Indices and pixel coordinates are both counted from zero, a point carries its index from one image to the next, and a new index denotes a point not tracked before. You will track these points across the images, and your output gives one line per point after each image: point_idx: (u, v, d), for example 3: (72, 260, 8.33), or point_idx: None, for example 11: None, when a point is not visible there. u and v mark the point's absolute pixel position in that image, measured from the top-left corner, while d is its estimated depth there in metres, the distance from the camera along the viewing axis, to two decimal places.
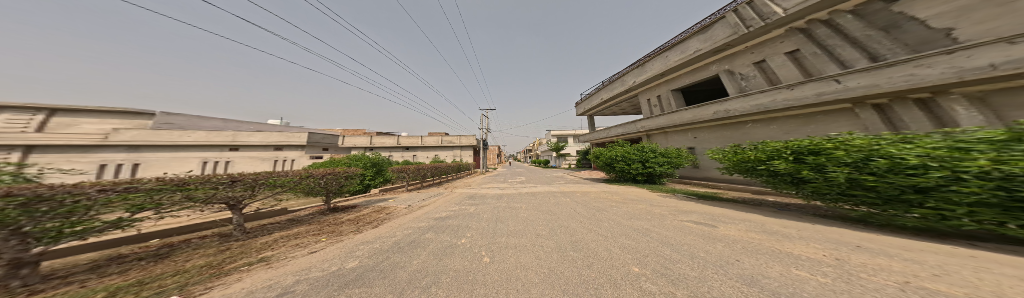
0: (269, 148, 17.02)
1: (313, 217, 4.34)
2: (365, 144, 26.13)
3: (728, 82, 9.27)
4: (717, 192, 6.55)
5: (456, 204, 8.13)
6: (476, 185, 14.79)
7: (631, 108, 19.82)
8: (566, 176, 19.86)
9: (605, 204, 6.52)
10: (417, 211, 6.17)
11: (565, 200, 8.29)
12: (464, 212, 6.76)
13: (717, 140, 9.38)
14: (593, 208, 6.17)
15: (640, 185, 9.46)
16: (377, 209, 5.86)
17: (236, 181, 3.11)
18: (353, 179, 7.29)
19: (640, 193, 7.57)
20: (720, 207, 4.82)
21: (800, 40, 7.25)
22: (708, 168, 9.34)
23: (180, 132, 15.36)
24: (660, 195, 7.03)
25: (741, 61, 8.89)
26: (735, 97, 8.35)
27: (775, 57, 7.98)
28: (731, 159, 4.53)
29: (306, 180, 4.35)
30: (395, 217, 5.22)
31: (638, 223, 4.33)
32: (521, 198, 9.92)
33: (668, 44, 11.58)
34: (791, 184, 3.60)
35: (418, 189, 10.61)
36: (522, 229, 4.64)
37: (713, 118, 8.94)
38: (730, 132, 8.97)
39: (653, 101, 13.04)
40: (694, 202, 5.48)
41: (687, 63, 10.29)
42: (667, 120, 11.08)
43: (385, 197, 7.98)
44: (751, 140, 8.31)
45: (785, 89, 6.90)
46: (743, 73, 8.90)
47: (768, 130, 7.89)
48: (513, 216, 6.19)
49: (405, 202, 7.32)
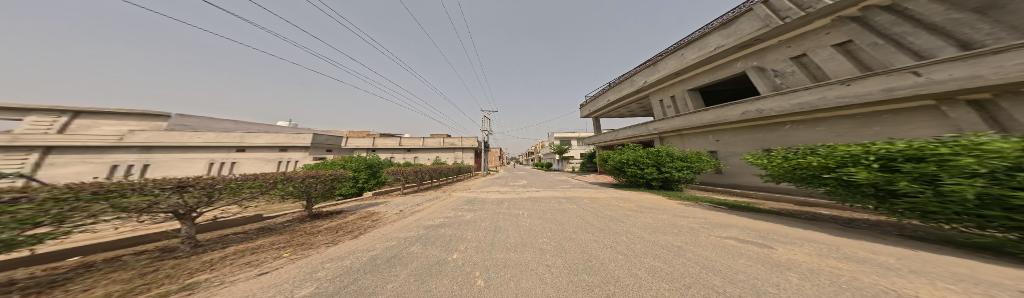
0: (275, 149, 17.21)
1: (287, 225, 3.86)
2: (368, 146, 26.25)
3: (758, 80, 8.36)
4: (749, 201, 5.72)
5: (452, 209, 7.56)
6: (476, 188, 14.22)
7: (640, 110, 19.01)
8: (571, 179, 19.01)
9: (619, 213, 5.73)
10: (407, 217, 5.65)
11: (571, 207, 7.51)
12: (460, 219, 6.14)
13: (746, 144, 8.35)
14: (605, 218, 5.42)
15: (655, 191, 8.66)
16: (364, 215, 5.33)
17: (208, 184, 2.75)
18: (341, 181, 6.77)
19: (657, 201, 6.75)
20: (761, 220, 4.03)
21: (852, 30, 6.29)
22: (738, 175, 8.46)
23: (190, 133, 15.67)
24: (680, 203, 6.24)
25: (774, 56, 7.99)
26: (769, 96, 7.36)
27: (819, 50, 6.99)
28: (781, 165, 3.78)
29: (280, 184, 3.85)
30: (381, 225, 4.72)
31: (664, 238, 3.62)
32: (523, 204, 9.23)
33: (683, 42, 10.91)
34: (876, 200, 2.76)
35: (414, 192, 10.11)
36: (526, 242, 3.99)
37: (741, 118, 8.02)
38: (763, 134, 7.89)
39: (666, 102, 12.31)
40: (726, 214, 4.68)
41: (706, 61, 9.54)
42: (685, 121, 10.21)
43: (378, 201, 7.49)
44: (790, 143, 7.20)
45: (839, 84, 5.78)
46: (777, 70, 7.96)
47: (813, 133, 6.74)
48: (515, 224, 5.53)
49: (397, 206, 6.81)
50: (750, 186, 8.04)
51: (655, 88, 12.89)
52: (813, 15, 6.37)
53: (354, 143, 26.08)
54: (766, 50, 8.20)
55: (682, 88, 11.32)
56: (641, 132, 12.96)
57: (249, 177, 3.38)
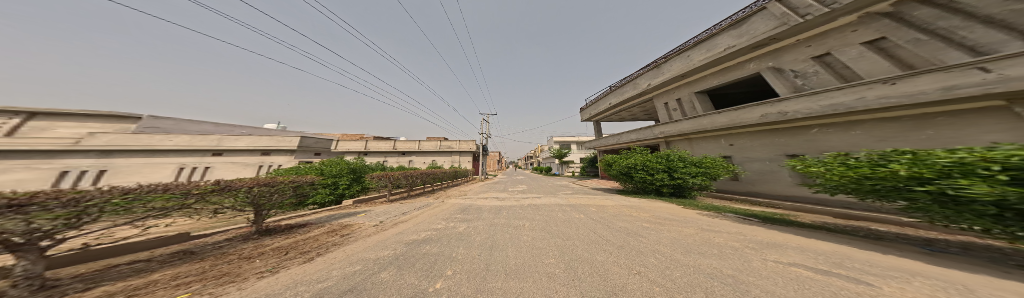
0: (256, 152, 16.10)
1: (221, 247, 3.03)
2: (360, 149, 25.16)
3: (776, 81, 7.95)
4: (782, 213, 5.04)
5: (443, 219, 6.67)
6: (473, 195, 13.29)
7: (641, 113, 18.81)
8: (573, 185, 18.38)
9: (635, 226, 4.96)
10: (388, 230, 4.81)
11: (579, 218, 6.68)
12: (452, 233, 5.23)
13: (767, 148, 7.74)
14: (621, 233, 4.65)
15: (667, 200, 8.07)
16: (335, 229, 4.44)
17: (77, 198, 1.79)
18: (308, 186, 5.71)
19: (674, 211, 6.03)
20: (813, 237, 3.35)
21: (886, 25, 5.76)
22: (755, 182, 8.00)
23: (159, 136, 14.19)
24: (701, 213, 5.61)
25: (792, 56, 7.59)
26: (791, 97, 6.78)
27: (846, 48, 6.45)
28: (844, 175, 3.04)
29: (200, 198, 2.82)
30: (350, 241, 3.86)
31: (704, 261, 2.92)
32: (524, 212, 8.40)
33: (689, 43, 10.89)
34: (998, 222, 1.95)
35: (402, 200, 9.09)
36: (530, 266, 3.09)
37: (761, 121, 7.49)
38: (787, 139, 7.22)
39: (672, 105, 12.16)
40: (766, 229, 3.95)
41: (715, 62, 9.37)
42: (695, 124, 9.83)
43: (358, 209, 6.53)
44: (818, 149, 6.45)
45: (880, 83, 5.07)
46: (797, 70, 7.50)
47: (847, 137, 5.96)
48: (516, 240, 4.69)
49: (377, 216, 5.87)
50: (773, 194, 7.45)
51: (659, 91, 12.75)
52: (837, 11, 5.97)
53: (346, 146, 24.93)
54: (782, 50, 7.82)
55: (690, 91, 11.12)
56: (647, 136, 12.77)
57: (160, 188, 2.43)
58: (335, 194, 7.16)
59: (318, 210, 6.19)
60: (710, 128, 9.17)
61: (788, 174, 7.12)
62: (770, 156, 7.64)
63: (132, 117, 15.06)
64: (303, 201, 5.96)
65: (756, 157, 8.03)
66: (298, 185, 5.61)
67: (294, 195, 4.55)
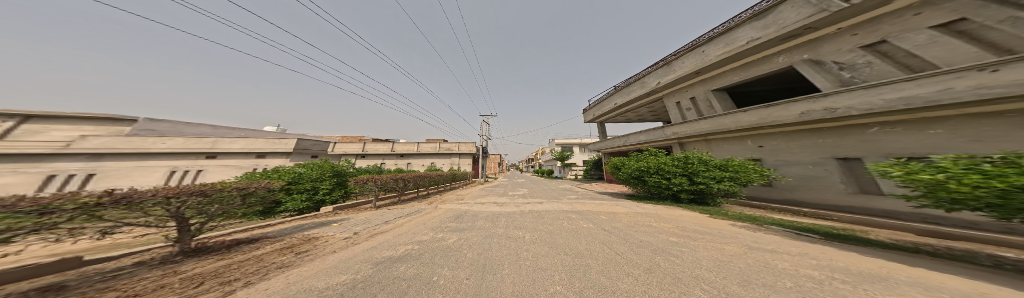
0: (251, 155, 15.78)
1: (127, 275, 2.16)
2: (358, 151, 24.77)
3: (816, 76, 7.01)
4: (849, 230, 4.11)
5: (433, 228, 5.90)
6: (470, 199, 12.51)
7: (649, 114, 17.94)
8: (577, 188, 17.52)
9: (660, 241, 4.08)
10: (360, 245, 4.13)
11: (588, 228, 5.79)
12: (439, 248, 4.39)
13: (810, 150, 6.76)
14: (643, 249, 3.77)
15: (685, 207, 7.22)
16: (287, 245, 3.60)
17: None
18: (271, 191, 4.92)
19: (702, 223, 5.09)
20: (917, 269, 2.43)
21: (967, 4, 4.62)
22: (796, 189, 7.05)
23: (153, 139, 13.89)
24: (734, 225, 4.77)
25: (835, 46, 6.63)
26: (839, 92, 5.75)
27: (909, 34, 5.39)
28: (973, 183, 2.04)
29: (76, 215, 1.88)
30: (305, 262, 3.10)
31: (753, 287, 2.13)
32: (524, 220, 7.53)
33: (702, 39, 10.26)
34: None
35: (391, 205, 8.32)
36: (529, 289, 2.29)
37: (801, 120, 6.52)
38: (835, 139, 6.21)
39: (685, 105, 11.47)
40: (839, 251, 3.04)
41: (736, 56, 8.61)
42: (715, 124, 8.99)
43: (334, 218, 5.78)
44: (882, 151, 5.37)
45: (973, 70, 3.95)
46: (845, 62, 6.46)
47: (920, 137, 4.84)
48: (514, 258, 3.84)
49: (353, 227, 5.13)
50: (820, 204, 6.51)
51: (670, 90, 12.15)
52: None
53: (344, 148, 24.60)
54: (821, 40, 6.90)
55: (706, 89, 10.42)
56: (658, 137, 12.01)
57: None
58: (312, 199, 6.41)
59: (289, 219, 5.46)
60: (735, 128, 8.28)
61: (839, 181, 6.15)
62: (813, 160, 6.68)
63: (129, 120, 14.89)
64: (264, 207, 5.13)
65: (799, 160, 7.00)
66: (258, 189, 4.82)
67: (247, 205, 3.78)
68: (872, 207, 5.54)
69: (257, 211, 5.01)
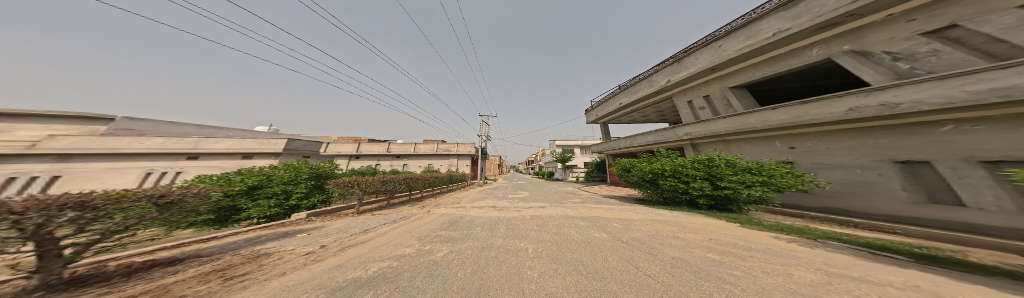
0: (236, 156, 15.07)
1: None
2: (352, 152, 23.96)
3: (863, 68, 6.18)
4: (938, 248, 3.19)
5: (420, 237, 5.13)
6: (467, 202, 11.67)
7: (656, 114, 17.41)
8: (581, 191, 16.85)
9: (698, 260, 3.28)
10: (333, 259, 3.46)
11: (603, 240, 4.98)
12: (423, 264, 3.59)
13: (857, 152, 6.12)
14: (678, 271, 3.00)
15: (708, 215, 6.44)
16: (214, 270, 2.76)
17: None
18: (214, 194, 3.93)
19: (738, 235, 4.30)
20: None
21: None
22: (848, 196, 6.33)
23: (129, 139, 13.14)
24: (778, 237, 4.06)
25: (885, 35, 5.88)
26: (900, 85, 4.99)
27: (991, 16, 4.55)
28: None
29: None
30: (253, 286, 2.41)
31: None
32: (527, 228, 6.70)
33: (718, 34, 9.79)
34: None
35: (377, 210, 7.51)
36: None
37: (848, 118, 5.77)
38: (894, 140, 5.52)
39: (698, 103, 10.98)
40: (940, 273, 2.36)
41: (759, 50, 8.02)
42: (736, 123, 8.46)
43: (307, 227, 4.95)
44: (961, 153, 4.67)
45: None
46: (899, 52, 5.71)
47: (1009, 137, 4.16)
48: (516, 275, 3.07)
49: (328, 236, 4.36)
50: (871, 213, 5.94)
51: (680, 89, 11.80)
52: None
53: (339, 149, 23.83)
54: (865, 29, 6.16)
55: (722, 87, 9.91)
56: (669, 138, 11.57)
57: None
58: (284, 205, 5.56)
59: (251, 227, 4.70)
60: (761, 127, 7.72)
61: (900, 187, 5.49)
62: (861, 163, 6.05)
63: (104, 118, 14.06)
64: (212, 213, 4.33)
65: (847, 162, 6.31)
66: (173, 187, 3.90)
67: (161, 220, 2.83)
68: (942, 219, 4.94)
69: (204, 219, 4.18)
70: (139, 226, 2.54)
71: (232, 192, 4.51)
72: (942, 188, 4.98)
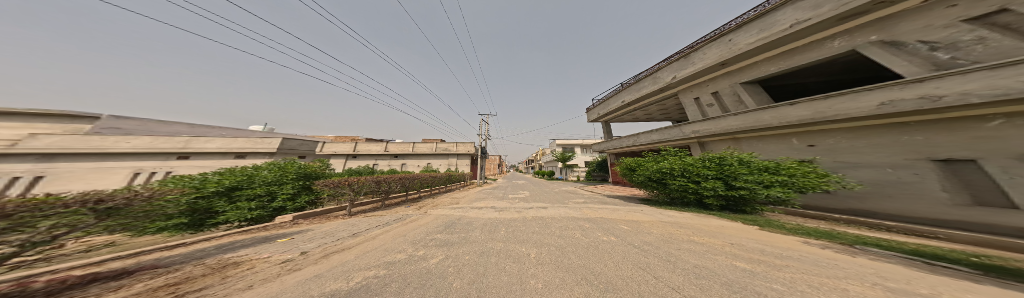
0: (228, 156, 14.79)
1: None
2: (349, 152, 23.50)
3: (895, 60, 5.69)
4: (1004, 259, 2.80)
5: (413, 241, 4.75)
6: (466, 203, 11.27)
7: (659, 112, 17.08)
8: (583, 190, 16.52)
9: (726, 270, 2.90)
10: (319, 265, 3.10)
11: (613, 244, 4.61)
12: (414, 272, 3.20)
13: (889, 150, 5.61)
14: (703, 278, 2.64)
15: (721, 216, 6.09)
16: (165, 285, 2.16)
17: None
18: (178, 197, 3.44)
19: (763, 239, 3.94)
20: None
21: None
22: (880, 198, 5.79)
23: (115, 138, 12.73)
24: (808, 242, 3.70)
25: (922, 23, 5.34)
26: (944, 76, 4.46)
27: None
28: None
29: None
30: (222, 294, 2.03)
31: None
32: (528, 230, 6.33)
33: (728, 27, 9.42)
34: None
35: (370, 212, 7.12)
36: None
37: (880, 113, 5.26)
38: (932, 136, 4.99)
39: (706, 100, 10.71)
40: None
41: (775, 43, 7.61)
42: (750, 120, 8.12)
43: (291, 230, 4.48)
44: (1011, 151, 4.16)
45: None
46: (938, 41, 5.17)
47: None
48: (518, 280, 2.75)
49: (314, 240, 4.00)
50: (907, 216, 5.40)
51: (686, 86, 11.55)
52: None
53: (335, 148, 23.41)
54: (899, 16, 5.64)
55: (732, 82, 9.59)
56: (674, 136, 11.36)
57: None
58: (267, 207, 5.13)
59: (232, 231, 4.29)
60: (777, 124, 7.32)
61: (940, 188, 4.97)
62: (894, 162, 5.55)
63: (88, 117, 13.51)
64: (184, 214, 3.85)
65: (879, 161, 5.79)
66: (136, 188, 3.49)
67: (102, 229, 2.29)
68: (988, 222, 4.44)
69: (178, 223, 3.78)
70: (68, 237, 1.98)
71: (207, 192, 4.16)
72: (990, 191, 4.47)
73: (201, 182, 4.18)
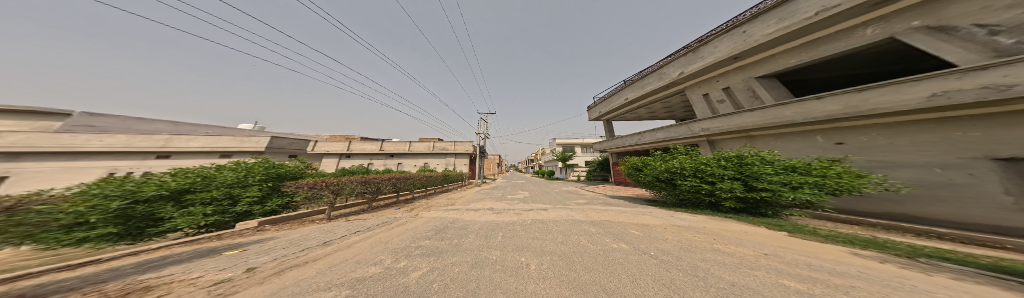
0: (212, 155, 14.22)
1: None
2: (342, 151, 22.79)
3: (945, 48, 4.90)
4: None
5: (390, 249, 4.18)
6: (462, 204, 10.66)
7: (664, 110, 16.56)
8: (585, 190, 16.13)
9: (761, 284, 2.36)
10: (277, 282, 2.45)
11: (625, 255, 4.03)
12: (383, 292, 2.08)
13: (936, 148, 4.84)
14: (731, 291, 2.15)
15: (739, 219, 5.60)
16: None
17: None
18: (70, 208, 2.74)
19: (797, 248, 3.36)
20: None
21: None
22: (927, 202, 4.98)
23: (87, 136, 12.03)
24: (850, 252, 3.16)
25: (975, 4, 4.58)
26: (1016, 61, 3.62)
27: None
28: None
29: None
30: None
31: None
32: (527, 235, 5.73)
33: (742, 18, 8.89)
34: None
35: (355, 215, 6.54)
36: None
37: (923, 107, 4.54)
38: (991, 132, 4.22)
39: (715, 96, 10.36)
40: None
41: (794, 34, 7.08)
42: (769, 116, 7.53)
43: (245, 240, 3.90)
44: None
45: None
46: (998, 25, 4.37)
47: None
48: (511, 289, 2.17)
49: (275, 251, 3.48)
50: (960, 222, 4.58)
51: (694, 82, 11.20)
52: None
53: (328, 148, 22.77)
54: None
55: (745, 77, 9.13)
56: (682, 134, 11.00)
57: None
58: (228, 212, 4.61)
59: (179, 240, 3.72)
60: (800, 121, 6.71)
61: (1002, 190, 4.16)
62: (943, 161, 4.77)
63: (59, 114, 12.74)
64: (113, 223, 3.14)
65: (922, 160, 5.01)
66: (51, 192, 3.02)
67: None
68: None
69: (107, 233, 3.09)
70: None
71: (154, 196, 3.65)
72: None
73: (138, 184, 3.63)
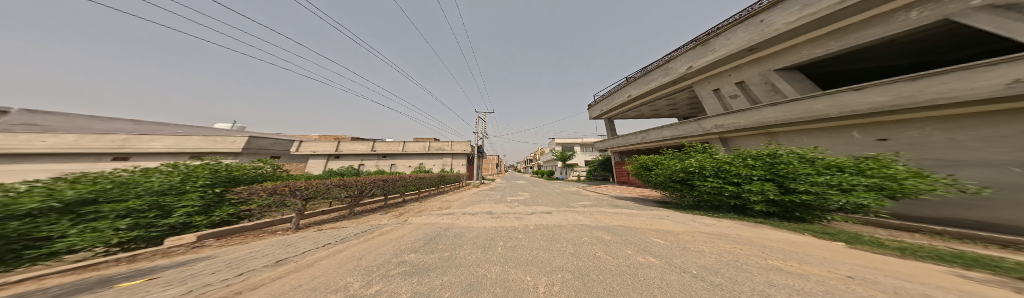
0: (180, 157, 12.92)
1: None
2: (330, 151, 21.43)
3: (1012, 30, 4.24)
4: None
5: (363, 266, 3.35)
6: (459, 208, 9.75)
7: (669, 107, 16.07)
8: (587, 191, 15.55)
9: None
10: None
11: (659, 274, 3.19)
12: None
13: (1011, 144, 4.16)
14: None
15: (772, 225, 5.00)
16: None
17: None
18: None
19: (872, 266, 2.69)
20: None
21: None
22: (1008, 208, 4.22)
23: (25, 136, 10.59)
24: (951, 272, 2.47)
25: None
26: None
27: None
28: None
29: None
30: None
31: None
32: (533, 245, 4.88)
33: (757, 7, 8.39)
34: None
35: (332, 223, 5.64)
36: None
37: (995, 96, 3.99)
38: None
39: (728, 91, 9.97)
40: None
41: (821, 21, 6.53)
42: (798, 110, 7.12)
43: (164, 263, 2.95)
44: None
45: None
46: None
47: None
48: None
49: (199, 275, 2.63)
50: None
51: (704, 76, 10.73)
52: None
53: (315, 148, 21.46)
54: None
55: (762, 70, 8.75)
56: (692, 131, 10.78)
57: None
58: (156, 226, 3.62)
59: (78, 264, 2.67)
60: (835, 115, 6.25)
61: None
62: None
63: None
64: None
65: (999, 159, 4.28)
66: None
67: None
68: None
69: None
70: None
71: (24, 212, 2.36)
72: None
73: (13, 194, 2.48)
